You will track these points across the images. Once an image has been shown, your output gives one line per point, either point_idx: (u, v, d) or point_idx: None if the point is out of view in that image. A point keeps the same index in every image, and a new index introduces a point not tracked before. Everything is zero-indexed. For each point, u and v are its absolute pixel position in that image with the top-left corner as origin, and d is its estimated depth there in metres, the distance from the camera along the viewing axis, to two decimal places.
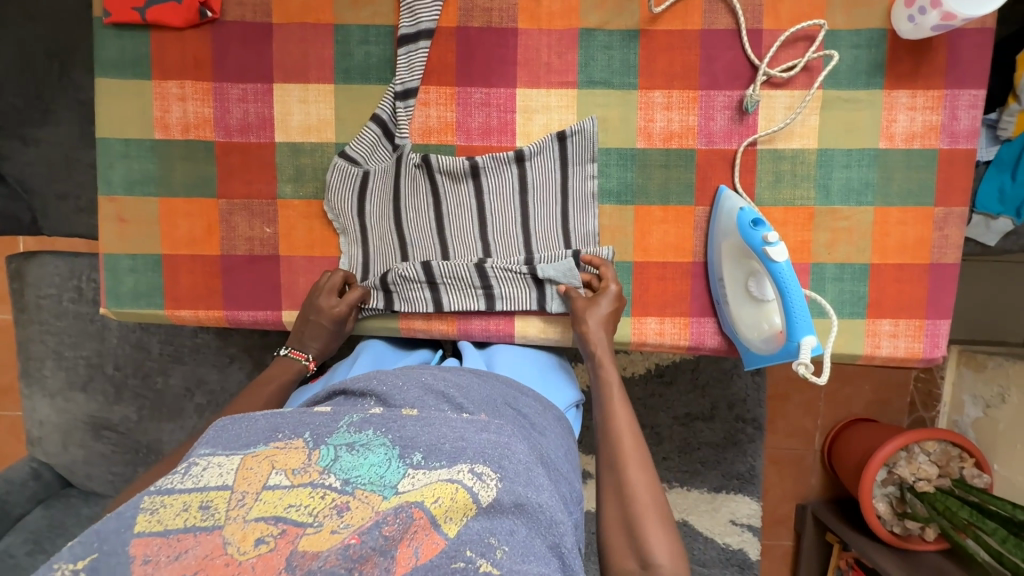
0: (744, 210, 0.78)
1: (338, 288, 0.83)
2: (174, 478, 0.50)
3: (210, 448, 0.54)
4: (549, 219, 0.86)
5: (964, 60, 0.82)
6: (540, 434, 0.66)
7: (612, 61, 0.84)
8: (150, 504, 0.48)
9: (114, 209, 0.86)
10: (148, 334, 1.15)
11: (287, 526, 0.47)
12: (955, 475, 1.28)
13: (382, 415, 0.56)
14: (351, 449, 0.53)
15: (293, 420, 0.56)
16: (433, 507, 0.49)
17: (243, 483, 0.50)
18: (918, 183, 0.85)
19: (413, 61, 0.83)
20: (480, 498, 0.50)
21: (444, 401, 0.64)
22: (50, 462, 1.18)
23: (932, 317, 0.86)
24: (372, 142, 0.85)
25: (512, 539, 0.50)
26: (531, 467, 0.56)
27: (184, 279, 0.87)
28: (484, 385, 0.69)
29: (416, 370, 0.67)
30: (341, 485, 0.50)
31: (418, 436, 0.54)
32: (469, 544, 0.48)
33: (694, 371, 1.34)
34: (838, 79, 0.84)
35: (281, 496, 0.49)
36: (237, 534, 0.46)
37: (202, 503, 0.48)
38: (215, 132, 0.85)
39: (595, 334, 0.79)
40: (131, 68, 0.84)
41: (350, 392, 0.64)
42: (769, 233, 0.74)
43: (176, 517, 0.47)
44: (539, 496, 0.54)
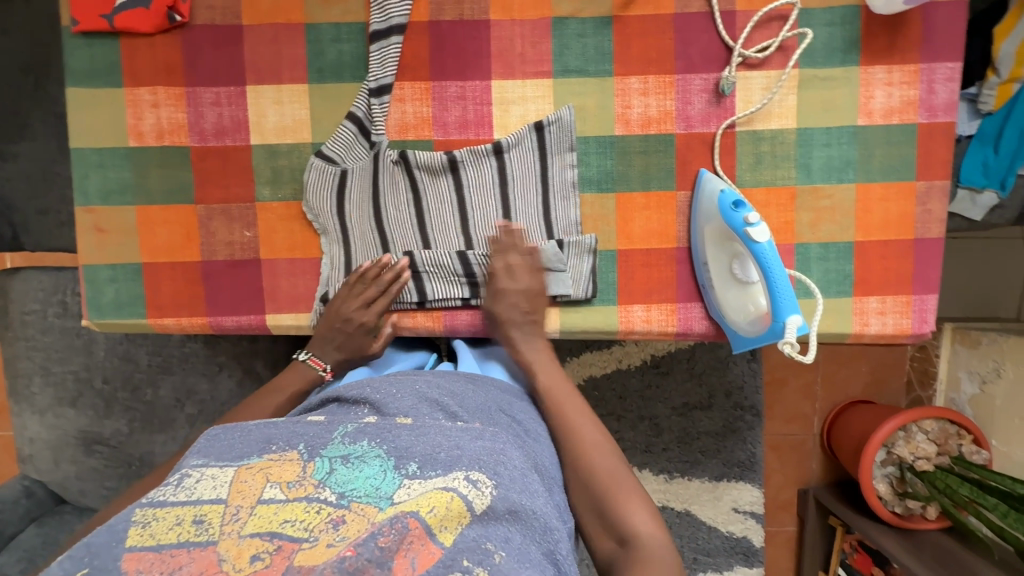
0: (724, 191, 0.78)
1: (369, 300, 0.82)
2: (167, 491, 0.49)
3: (203, 458, 0.53)
4: (530, 211, 0.85)
5: (939, 33, 0.82)
6: (534, 441, 0.66)
7: (587, 49, 0.83)
8: (142, 516, 0.47)
9: (92, 220, 0.85)
10: (135, 345, 1.14)
11: (282, 541, 0.46)
12: (953, 453, 1.28)
13: (377, 425, 0.56)
14: (346, 461, 0.52)
15: (287, 431, 0.55)
16: (428, 517, 0.47)
17: (238, 497, 0.48)
18: (900, 158, 0.84)
19: (385, 58, 0.82)
20: (475, 506, 0.49)
21: (438, 410, 0.63)
22: (42, 480, 1.17)
23: (919, 293, 0.86)
24: (349, 141, 0.84)
25: (507, 546, 0.49)
26: (526, 473, 0.56)
27: (165, 287, 0.87)
28: (478, 392, 0.68)
29: (410, 377, 0.66)
30: (337, 499, 0.49)
31: (413, 446, 0.53)
32: (465, 552, 0.46)
33: (689, 360, 1.33)
34: (814, 58, 0.83)
35: (277, 510, 0.48)
36: (232, 550, 0.45)
37: (195, 517, 0.47)
38: (190, 137, 0.84)
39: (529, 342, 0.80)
40: (102, 76, 0.83)
41: (344, 400, 0.63)
42: (749, 214, 0.74)
43: (169, 531, 0.46)
44: (534, 502, 0.53)
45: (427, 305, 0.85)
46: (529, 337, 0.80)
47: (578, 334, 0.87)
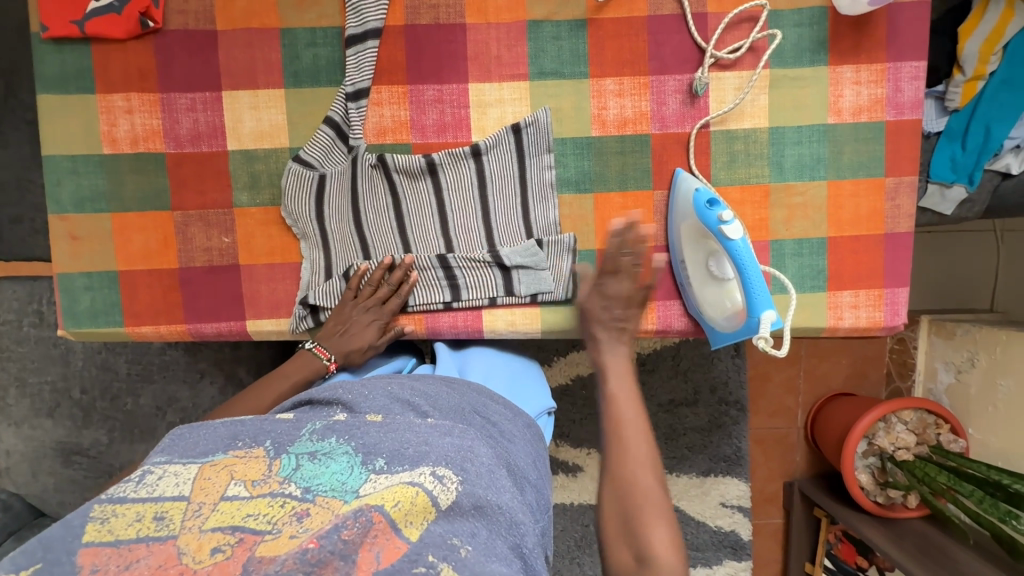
0: (699, 189, 0.79)
1: (381, 298, 0.83)
2: (127, 487, 0.49)
3: (166, 456, 0.53)
4: (509, 211, 0.86)
5: (904, 32, 0.84)
6: (507, 441, 0.66)
7: (562, 51, 0.84)
8: (100, 512, 0.47)
9: (65, 228, 0.84)
10: (114, 354, 1.13)
11: (244, 534, 0.46)
12: (932, 442, 1.31)
13: (347, 422, 0.56)
14: (312, 457, 0.52)
15: (254, 427, 0.55)
16: (391, 510, 0.47)
17: (200, 494, 0.48)
18: (868, 154, 0.87)
19: (362, 62, 0.82)
20: (440, 502, 0.49)
21: (411, 410, 0.64)
22: (19, 493, 1.15)
23: (891, 286, 0.88)
24: (327, 145, 0.84)
25: (474, 541, 0.49)
26: (494, 470, 0.56)
27: (142, 294, 0.86)
28: (452, 394, 0.69)
29: (383, 380, 0.67)
30: (301, 493, 0.49)
31: (381, 443, 0.54)
32: (430, 548, 0.46)
33: (674, 357, 1.35)
34: (784, 58, 0.85)
35: (240, 506, 0.48)
36: (192, 544, 0.45)
37: (156, 514, 0.47)
38: (165, 143, 0.84)
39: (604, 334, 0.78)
40: (73, 83, 0.82)
41: (316, 402, 0.63)
42: (724, 211, 0.76)
43: (128, 527, 0.46)
44: (500, 497, 0.54)
45: (408, 308, 0.85)
46: (613, 335, 0.78)
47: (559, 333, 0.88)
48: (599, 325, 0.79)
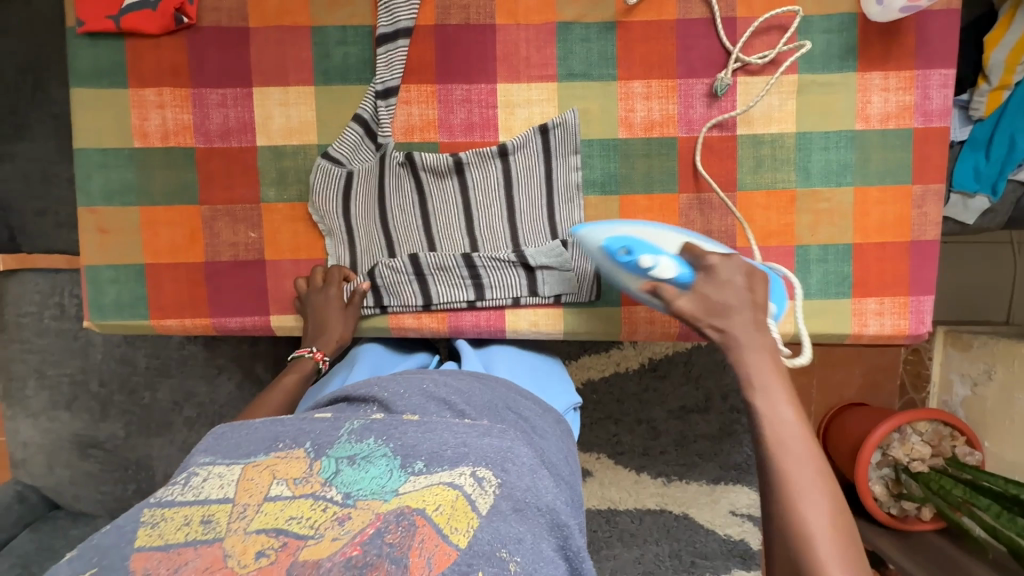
0: (607, 245, 0.75)
1: (320, 279, 0.84)
2: (174, 490, 0.50)
3: (210, 456, 0.54)
4: (535, 211, 0.86)
5: (933, 40, 0.84)
6: (539, 438, 0.66)
7: (590, 53, 0.84)
8: (151, 516, 0.48)
9: (94, 220, 0.85)
10: (134, 348, 1.13)
11: (288, 538, 0.46)
12: (947, 454, 1.30)
13: (384, 421, 0.56)
14: (352, 461, 0.52)
15: (293, 428, 0.55)
16: (435, 514, 0.47)
17: (244, 496, 0.49)
18: (895, 162, 0.86)
19: (392, 60, 0.82)
20: (480, 508, 0.49)
21: (446, 408, 0.64)
22: (35, 485, 1.16)
23: (916, 294, 0.88)
24: (355, 142, 0.84)
25: (522, 552, 0.48)
26: (536, 469, 0.56)
27: (168, 287, 0.86)
28: (484, 390, 0.69)
29: (417, 376, 0.66)
30: (342, 498, 0.49)
31: (419, 444, 0.54)
32: (480, 565, 0.45)
33: (687, 363, 1.34)
34: (812, 64, 0.85)
35: (282, 508, 0.48)
36: (238, 546, 0.45)
37: (203, 517, 0.47)
38: (195, 138, 0.84)
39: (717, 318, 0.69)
40: (106, 76, 0.83)
41: (352, 400, 0.63)
42: (643, 258, 0.72)
43: (177, 531, 0.47)
44: (542, 498, 0.53)
45: (431, 306, 0.85)
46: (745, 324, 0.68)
47: (580, 334, 0.88)
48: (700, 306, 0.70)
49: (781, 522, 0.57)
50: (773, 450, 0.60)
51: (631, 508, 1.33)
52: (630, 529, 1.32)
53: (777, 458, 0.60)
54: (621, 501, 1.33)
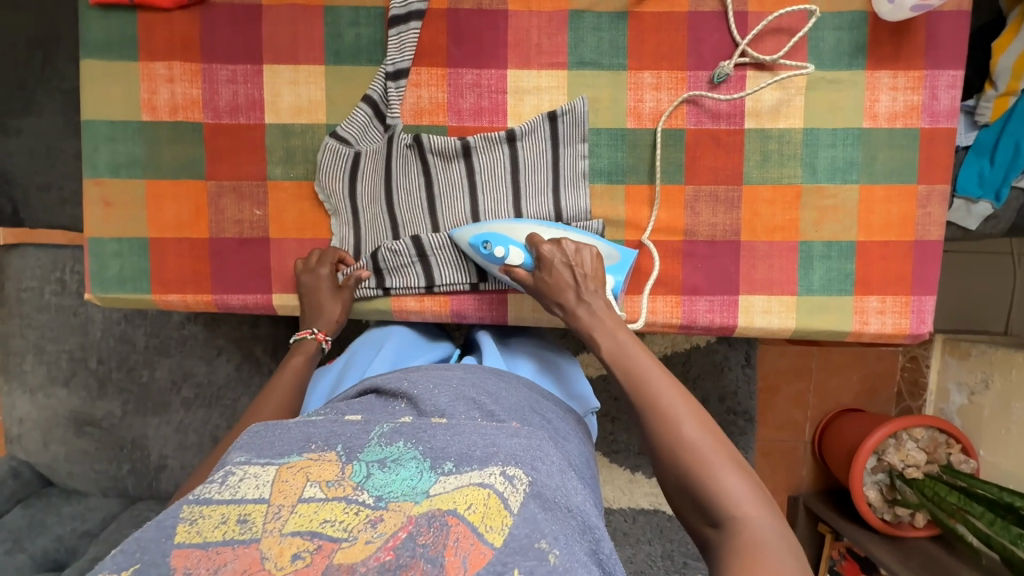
0: (472, 238, 0.81)
1: (314, 259, 0.84)
2: (212, 488, 0.49)
3: (245, 456, 0.53)
4: (540, 196, 0.86)
5: (942, 42, 0.84)
6: (564, 439, 0.68)
7: (601, 42, 0.85)
8: (189, 513, 0.47)
9: (99, 192, 0.85)
10: (133, 326, 1.13)
11: (322, 541, 0.45)
12: (942, 461, 1.31)
13: (412, 425, 0.57)
14: (383, 465, 0.52)
15: (325, 430, 0.55)
16: (468, 513, 0.46)
17: (279, 496, 0.48)
18: (902, 161, 0.87)
19: (403, 42, 0.83)
20: (511, 504, 0.48)
21: (475, 409, 0.63)
22: (30, 461, 1.15)
23: (918, 294, 0.88)
24: (364, 123, 0.84)
25: (561, 546, 0.46)
26: (564, 471, 0.57)
27: (172, 263, 0.86)
28: (511, 393, 0.69)
29: (446, 375, 0.68)
30: (374, 501, 0.49)
31: (449, 446, 0.54)
32: (517, 563, 0.44)
33: (684, 364, 1.38)
34: (821, 61, 0.86)
35: (316, 510, 0.48)
36: (274, 548, 0.45)
37: (240, 516, 0.47)
38: (204, 113, 0.84)
39: (560, 284, 0.76)
40: (117, 49, 0.83)
41: (382, 394, 0.65)
42: (498, 249, 0.79)
43: (215, 529, 0.46)
44: (572, 499, 0.54)
45: (435, 289, 0.86)
46: (588, 289, 0.76)
47: None
48: (550, 280, 0.77)
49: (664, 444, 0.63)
50: (636, 382, 0.68)
51: (624, 507, 1.33)
52: (623, 528, 1.32)
53: (638, 388, 0.67)
54: (615, 500, 1.34)
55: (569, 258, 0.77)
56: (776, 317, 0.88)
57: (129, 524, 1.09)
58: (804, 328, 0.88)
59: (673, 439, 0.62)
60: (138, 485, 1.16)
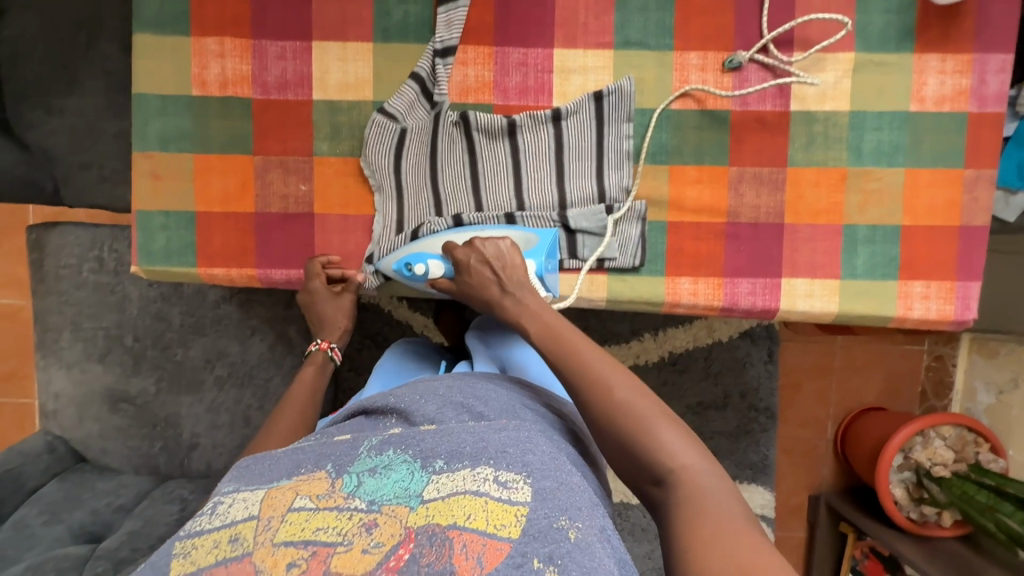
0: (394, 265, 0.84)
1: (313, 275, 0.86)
2: (202, 520, 0.52)
3: (234, 484, 0.56)
4: (582, 177, 0.86)
5: (992, 25, 0.84)
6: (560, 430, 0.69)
7: (648, 23, 0.85)
8: (181, 548, 0.50)
9: (148, 165, 0.86)
10: (169, 305, 1.14)
11: (317, 547, 0.48)
12: (971, 460, 1.29)
13: (401, 433, 0.58)
14: (373, 472, 0.55)
15: (315, 452, 0.58)
16: (469, 522, 0.49)
17: (269, 510, 0.52)
18: (949, 145, 0.86)
19: (452, 20, 0.83)
20: (517, 501, 0.50)
21: (465, 412, 0.65)
22: (64, 437, 1.16)
23: (963, 280, 0.87)
24: (411, 100, 0.85)
25: (583, 520, 0.50)
26: (557, 456, 0.56)
27: (217, 237, 0.87)
28: (502, 394, 0.70)
29: (433, 386, 0.69)
30: (367, 505, 0.52)
31: (438, 445, 0.56)
32: (535, 551, 0.46)
33: (706, 359, 1.37)
34: (869, 44, 0.85)
35: (309, 520, 0.51)
36: (267, 560, 0.48)
37: (232, 536, 0.50)
38: (253, 89, 0.85)
39: (481, 275, 0.78)
40: (169, 24, 0.84)
41: (372, 412, 0.68)
42: (416, 267, 0.82)
43: (208, 555, 0.49)
44: (572, 478, 0.54)
45: None
46: (511, 275, 0.77)
47: (624, 308, 0.89)
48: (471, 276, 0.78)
49: (598, 411, 0.63)
50: (565, 355, 0.68)
51: (644, 504, 1.32)
52: (642, 525, 1.30)
53: (569, 362, 0.67)
54: (635, 495, 1.33)
55: (484, 255, 0.77)
56: (818, 301, 0.88)
57: (161, 500, 1.10)
58: (846, 312, 0.88)
59: (609, 408, 0.63)
60: (169, 463, 1.17)
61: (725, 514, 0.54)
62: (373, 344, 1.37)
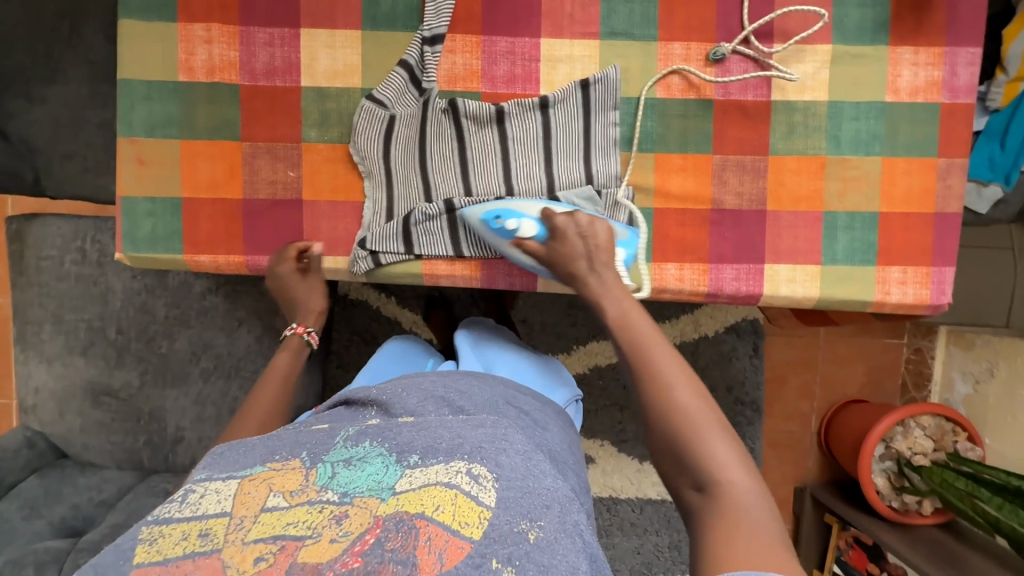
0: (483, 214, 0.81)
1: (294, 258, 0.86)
2: (172, 508, 0.51)
3: (207, 472, 0.55)
4: (570, 164, 0.87)
5: (963, 19, 0.87)
6: (541, 428, 0.72)
7: (633, 14, 0.87)
8: (148, 533, 0.49)
9: (133, 151, 0.85)
10: (155, 296, 1.13)
11: (286, 541, 0.48)
12: (949, 449, 1.33)
13: (378, 426, 0.59)
14: (348, 463, 0.55)
15: (289, 440, 0.58)
16: (436, 514, 0.49)
17: (242, 508, 0.51)
18: (923, 135, 0.89)
19: (440, 8, 0.84)
20: (483, 502, 0.51)
21: (445, 406, 0.67)
22: (45, 432, 1.14)
23: (938, 265, 0.90)
24: (399, 87, 0.85)
25: (542, 519, 0.51)
26: (530, 455, 0.58)
27: (203, 223, 0.86)
28: (483, 389, 0.72)
29: (416, 380, 0.70)
30: (339, 498, 0.52)
31: (414, 440, 0.57)
32: (495, 552, 0.47)
33: (694, 354, 1.39)
34: (846, 37, 0.88)
35: (280, 516, 0.50)
36: (236, 556, 0.47)
37: (201, 531, 0.49)
38: (240, 75, 0.85)
39: (573, 249, 0.77)
40: (156, 10, 0.84)
41: (352, 403, 0.68)
42: (509, 222, 0.79)
43: (175, 546, 0.48)
44: (543, 481, 0.56)
45: (466, 255, 0.87)
46: (597, 258, 0.76)
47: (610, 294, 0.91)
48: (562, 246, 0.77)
49: (658, 407, 0.65)
50: (635, 349, 0.69)
51: (632, 498, 1.33)
52: (630, 519, 1.31)
53: (637, 355, 0.68)
54: (623, 489, 1.33)
55: (583, 230, 0.77)
56: (800, 286, 0.90)
57: (145, 494, 1.09)
58: (827, 298, 0.90)
59: (669, 408, 0.64)
60: (153, 458, 1.15)
61: (760, 530, 0.55)
62: (362, 339, 1.37)
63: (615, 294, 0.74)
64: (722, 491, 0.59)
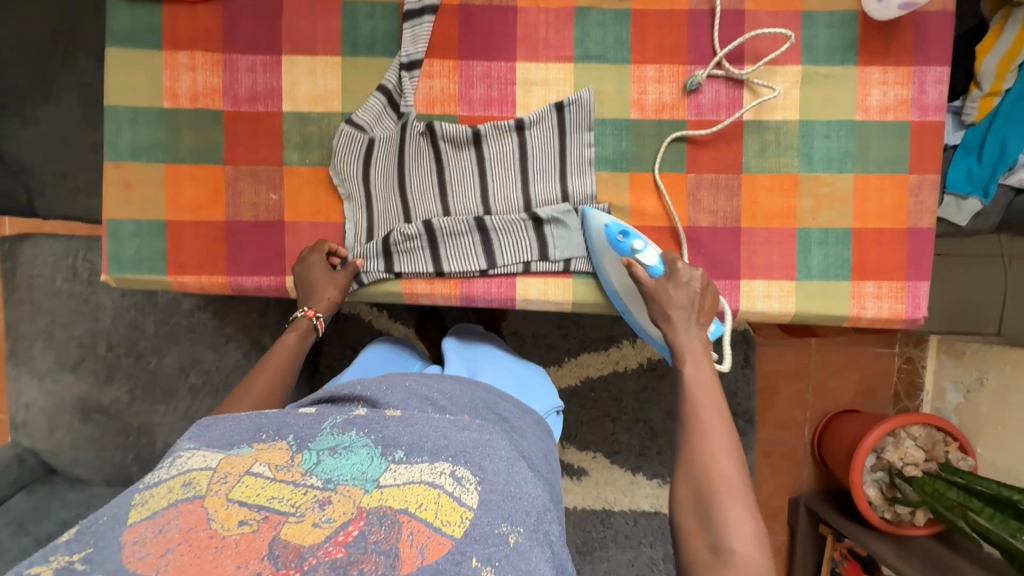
0: (610, 225, 0.83)
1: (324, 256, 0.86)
2: (161, 471, 0.53)
3: (194, 443, 0.57)
4: (547, 183, 0.89)
5: (929, 38, 0.89)
6: (520, 435, 0.73)
7: (606, 37, 0.89)
8: (139, 498, 0.50)
9: (120, 174, 0.87)
10: (144, 313, 1.15)
11: (269, 513, 0.49)
12: (941, 459, 1.33)
13: (367, 416, 0.59)
14: (333, 451, 0.55)
15: (278, 420, 0.59)
16: (419, 511, 0.50)
17: (226, 466, 0.53)
18: (894, 151, 0.90)
19: (417, 34, 0.86)
20: (466, 502, 0.52)
21: (429, 405, 0.68)
22: (35, 448, 1.16)
23: (912, 279, 0.91)
24: (378, 111, 0.88)
25: (519, 527, 0.53)
26: (512, 464, 0.60)
27: (187, 244, 0.88)
28: (465, 391, 0.74)
29: (399, 376, 0.71)
30: (322, 483, 0.52)
31: (401, 436, 0.57)
32: (475, 551, 0.48)
33: None
34: (816, 57, 0.90)
35: (264, 486, 0.51)
36: (220, 512, 0.49)
37: (185, 481, 0.51)
38: (223, 101, 0.87)
39: (682, 296, 0.80)
40: (141, 38, 0.86)
41: (335, 401, 0.67)
42: (636, 242, 0.82)
43: (162, 499, 0.50)
44: (522, 489, 0.57)
45: (445, 274, 0.88)
46: (695, 316, 0.80)
47: (589, 309, 0.91)
48: (671, 286, 0.81)
49: (694, 462, 0.68)
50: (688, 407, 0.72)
51: (625, 509, 1.33)
52: (624, 531, 1.33)
53: (689, 411, 0.72)
54: (616, 502, 1.34)
55: (699, 288, 0.81)
56: (776, 301, 0.91)
57: None
58: (803, 313, 0.91)
59: (707, 471, 0.66)
60: (142, 473, 1.16)
61: None
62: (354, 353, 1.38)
63: (689, 352, 0.78)
64: (735, 556, 0.61)
